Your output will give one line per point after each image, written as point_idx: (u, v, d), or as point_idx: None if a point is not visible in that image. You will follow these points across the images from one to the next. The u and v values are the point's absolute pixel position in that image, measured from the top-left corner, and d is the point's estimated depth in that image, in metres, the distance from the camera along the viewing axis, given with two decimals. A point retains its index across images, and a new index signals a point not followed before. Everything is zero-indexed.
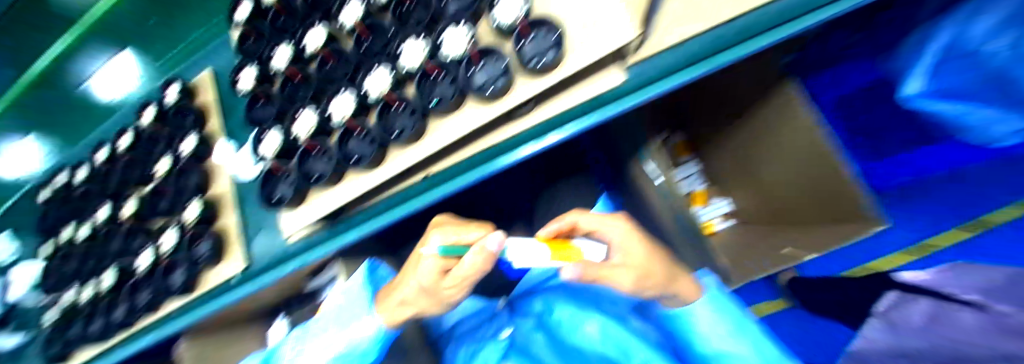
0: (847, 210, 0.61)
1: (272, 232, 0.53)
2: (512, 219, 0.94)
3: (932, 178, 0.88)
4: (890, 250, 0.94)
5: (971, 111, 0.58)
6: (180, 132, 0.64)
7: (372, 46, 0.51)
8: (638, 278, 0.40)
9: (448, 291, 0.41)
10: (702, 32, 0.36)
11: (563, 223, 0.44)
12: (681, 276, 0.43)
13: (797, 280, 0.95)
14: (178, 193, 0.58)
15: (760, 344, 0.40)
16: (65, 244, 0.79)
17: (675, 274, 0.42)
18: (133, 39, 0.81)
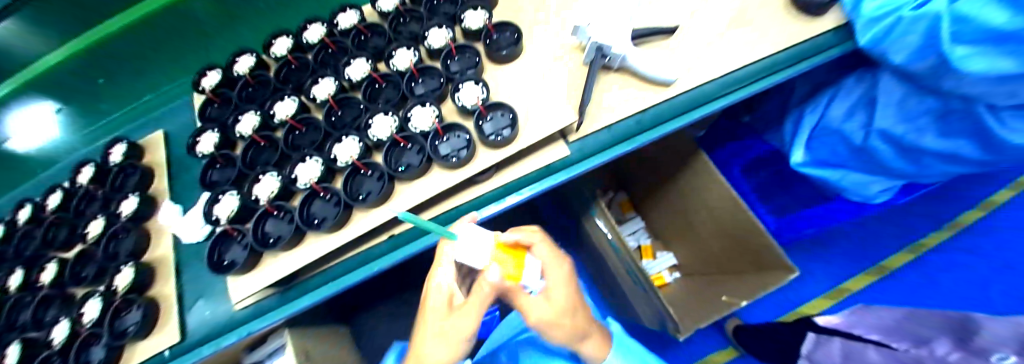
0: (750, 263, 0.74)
1: (218, 300, 0.50)
2: None
3: (834, 228, 0.99)
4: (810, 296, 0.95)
5: (847, 175, 0.71)
6: (119, 193, 0.61)
7: (343, 117, 0.56)
8: (553, 317, 0.40)
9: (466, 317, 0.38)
10: (618, 124, 0.51)
11: (524, 235, 0.41)
12: (592, 332, 0.46)
13: (745, 329, 0.89)
14: (108, 256, 0.54)
15: None
16: None
17: (586, 329, 0.45)
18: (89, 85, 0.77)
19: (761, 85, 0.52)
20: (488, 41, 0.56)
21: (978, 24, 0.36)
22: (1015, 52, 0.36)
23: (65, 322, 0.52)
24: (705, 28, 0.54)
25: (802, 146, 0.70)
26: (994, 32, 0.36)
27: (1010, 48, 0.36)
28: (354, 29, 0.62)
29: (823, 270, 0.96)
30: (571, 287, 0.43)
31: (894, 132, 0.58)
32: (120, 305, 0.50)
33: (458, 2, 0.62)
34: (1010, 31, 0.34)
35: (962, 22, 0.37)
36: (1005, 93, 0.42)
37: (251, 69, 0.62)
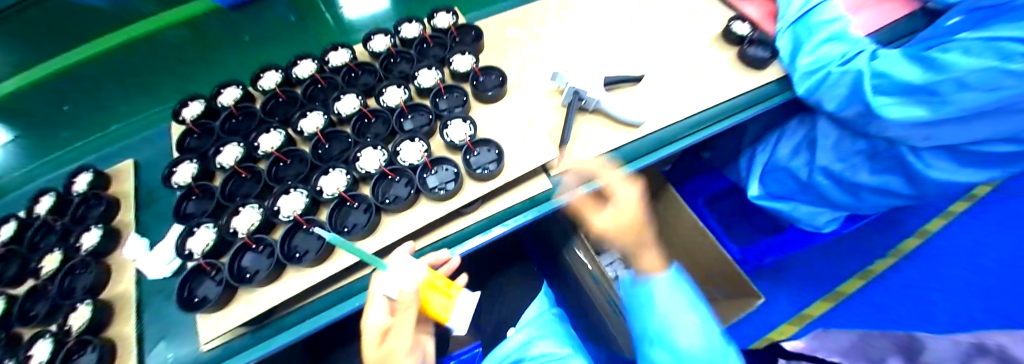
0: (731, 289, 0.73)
1: (185, 340, 0.48)
2: None
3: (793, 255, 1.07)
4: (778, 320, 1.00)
5: (798, 208, 0.79)
6: (81, 224, 0.59)
7: (330, 150, 0.57)
8: (616, 224, 0.47)
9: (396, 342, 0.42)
10: (594, 160, 0.56)
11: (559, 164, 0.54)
12: (647, 249, 0.46)
13: None
14: (62, 293, 0.51)
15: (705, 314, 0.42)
16: None
17: (642, 245, 0.46)
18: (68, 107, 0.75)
19: (719, 126, 0.59)
20: (475, 82, 0.61)
21: (897, 80, 0.48)
22: (922, 101, 0.47)
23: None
24: (668, 76, 0.61)
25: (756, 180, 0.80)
26: (908, 86, 0.47)
27: (920, 98, 0.47)
28: (345, 66, 0.65)
29: (782, 296, 1.03)
30: (639, 208, 0.47)
31: (833, 169, 0.67)
32: (73, 347, 0.47)
33: (446, 46, 0.67)
34: (918, 84, 0.46)
35: (883, 77, 0.49)
36: (921, 136, 0.52)
37: (236, 101, 0.62)
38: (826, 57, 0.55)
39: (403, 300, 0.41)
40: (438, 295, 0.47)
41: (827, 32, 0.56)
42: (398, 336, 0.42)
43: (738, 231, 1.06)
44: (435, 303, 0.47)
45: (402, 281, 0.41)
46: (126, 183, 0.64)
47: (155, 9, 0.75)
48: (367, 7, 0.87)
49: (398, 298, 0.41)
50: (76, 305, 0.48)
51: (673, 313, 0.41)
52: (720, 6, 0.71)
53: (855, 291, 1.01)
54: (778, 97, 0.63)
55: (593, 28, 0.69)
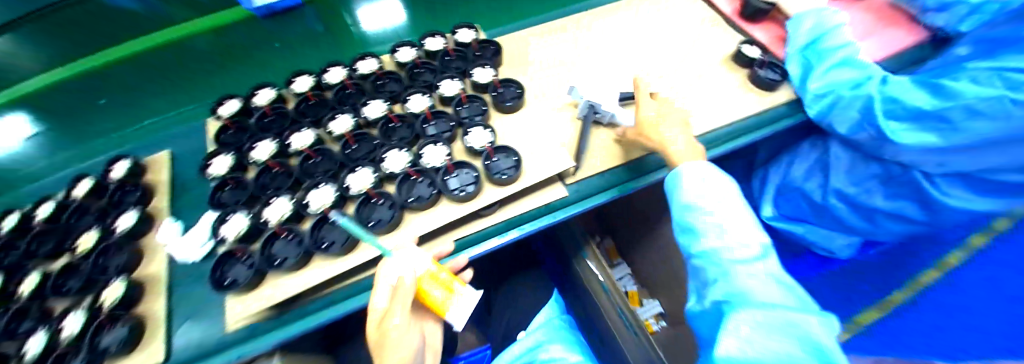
0: None
1: (213, 322, 0.51)
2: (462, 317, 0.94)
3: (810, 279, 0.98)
4: None
5: (812, 229, 0.79)
6: (117, 208, 0.62)
7: (357, 150, 0.61)
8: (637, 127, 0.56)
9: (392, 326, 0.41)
10: (608, 171, 0.58)
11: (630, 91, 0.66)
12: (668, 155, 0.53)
13: None
14: (96, 270, 0.54)
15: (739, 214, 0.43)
16: None
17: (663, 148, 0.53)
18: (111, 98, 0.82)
19: (733, 144, 0.60)
20: (495, 94, 0.65)
21: (906, 106, 0.50)
22: (930, 128, 0.49)
23: (42, 334, 0.50)
24: (680, 94, 0.64)
25: (769, 200, 0.82)
26: (917, 112, 0.49)
27: (929, 125, 0.49)
28: (373, 74, 0.69)
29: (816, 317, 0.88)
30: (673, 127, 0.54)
31: (847, 192, 0.68)
32: (107, 320, 0.49)
33: (468, 59, 0.72)
34: (927, 110, 0.48)
35: (892, 102, 0.52)
36: (936, 161, 0.54)
37: (270, 102, 0.67)
38: (836, 81, 0.58)
39: (398, 286, 0.41)
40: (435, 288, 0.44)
41: (836, 57, 0.59)
42: (393, 321, 0.41)
43: None
44: (435, 296, 0.44)
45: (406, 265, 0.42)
46: (160, 172, 0.68)
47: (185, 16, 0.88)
48: (390, 20, 0.92)
49: (394, 284, 0.42)
50: (110, 282, 0.51)
51: (695, 206, 0.46)
52: (726, 30, 0.75)
53: None
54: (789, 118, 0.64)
55: (604, 46, 0.73)
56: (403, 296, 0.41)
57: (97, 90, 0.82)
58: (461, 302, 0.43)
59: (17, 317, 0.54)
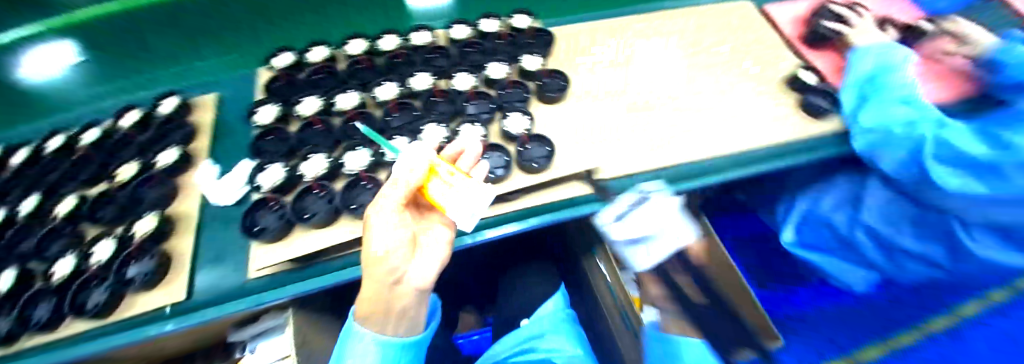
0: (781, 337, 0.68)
1: (233, 267, 0.52)
2: (466, 300, 0.96)
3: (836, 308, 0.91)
4: None
5: (832, 262, 0.77)
6: (161, 144, 0.65)
7: (397, 118, 0.61)
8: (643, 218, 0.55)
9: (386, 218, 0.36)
10: (642, 174, 0.55)
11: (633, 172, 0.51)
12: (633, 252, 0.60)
13: None
14: (132, 200, 0.57)
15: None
16: None
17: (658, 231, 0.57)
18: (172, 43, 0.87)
19: (784, 162, 0.56)
20: (540, 83, 0.65)
21: (961, 153, 0.45)
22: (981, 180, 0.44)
23: (73, 257, 0.53)
24: (724, 108, 0.62)
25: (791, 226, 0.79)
26: (969, 161, 0.44)
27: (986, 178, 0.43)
28: (424, 47, 0.71)
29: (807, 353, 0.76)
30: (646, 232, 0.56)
31: (877, 232, 0.65)
32: (134, 250, 0.51)
33: (517, 44, 0.71)
34: (983, 161, 0.43)
35: (947, 147, 0.46)
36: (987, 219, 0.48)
37: (323, 60, 0.69)
38: (894, 114, 0.53)
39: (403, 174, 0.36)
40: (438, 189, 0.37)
41: (897, 94, 0.56)
42: (380, 208, 0.36)
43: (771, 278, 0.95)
44: (433, 190, 0.36)
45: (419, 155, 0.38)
46: (206, 113, 0.71)
47: None
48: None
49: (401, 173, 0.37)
50: (145, 214, 0.54)
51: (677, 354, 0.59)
52: (786, 52, 0.73)
53: None
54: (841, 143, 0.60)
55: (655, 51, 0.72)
56: (404, 184, 0.36)
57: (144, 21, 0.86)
58: (456, 195, 0.34)
59: (50, 238, 0.56)
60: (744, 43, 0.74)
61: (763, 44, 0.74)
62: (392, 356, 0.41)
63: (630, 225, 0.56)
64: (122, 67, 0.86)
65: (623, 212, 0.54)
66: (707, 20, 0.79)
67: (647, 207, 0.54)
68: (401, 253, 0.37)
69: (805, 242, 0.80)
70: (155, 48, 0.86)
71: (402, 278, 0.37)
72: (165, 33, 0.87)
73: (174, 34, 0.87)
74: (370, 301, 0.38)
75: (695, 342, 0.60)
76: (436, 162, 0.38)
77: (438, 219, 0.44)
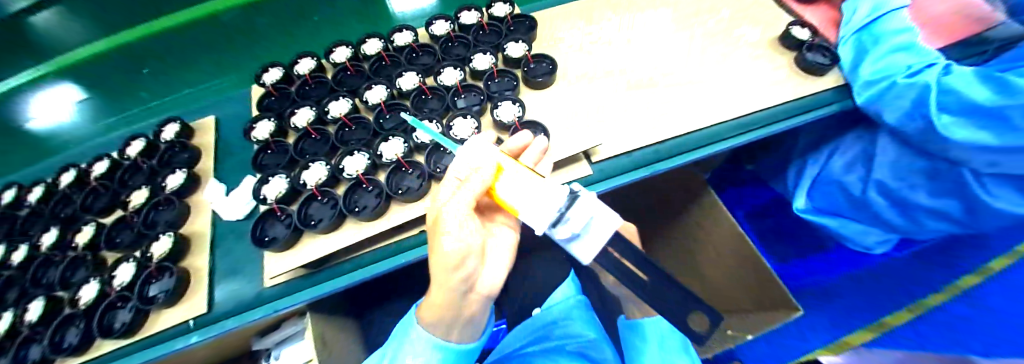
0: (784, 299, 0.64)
1: (248, 278, 0.54)
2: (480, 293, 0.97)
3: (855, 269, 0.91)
4: (816, 344, 0.86)
5: (846, 224, 0.77)
6: (166, 167, 0.66)
7: (389, 120, 0.62)
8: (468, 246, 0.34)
9: (459, 222, 0.34)
10: (639, 151, 0.56)
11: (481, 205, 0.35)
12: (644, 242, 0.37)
13: None
14: (147, 224, 0.59)
15: (665, 347, 0.55)
16: None
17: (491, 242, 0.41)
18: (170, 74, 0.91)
19: (772, 129, 0.56)
20: (526, 69, 0.65)
21: (966, 98, 0.44)
22: (983, 126, 0.44)
23: (96, 283, 0.56)
24: (718, 76, 0.61)
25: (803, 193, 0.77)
26: (972, 107, 0.44)
27: (992, 124, 0.44)
28: (409, 47, 0.71)
29: (824, 322, 0.88)
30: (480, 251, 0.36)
31: (890, 189, 0.63)
32: (155, 271, 0.53)
33: (501, 34, 0.72)
34: (987, 106, 0.43)
35: (950, 93, 0.45)
36: (988, 162, 0.49)
37: (310, 71, 0.70)
38: (892, 63, 0.52)
39: (469, 176, 0.34)
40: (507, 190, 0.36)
41: (893, 42, 0.53)
42: (452, 211, 0.34)
43: (782, 249, 0.99)
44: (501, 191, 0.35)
45: (482, 156, 0.37)
46: (207, 134, 0.72)
47: None
48: None
49: (467, 175, 0.35)
50: (160, 236, 0.55)
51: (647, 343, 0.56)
52: (775, 10, 0.71)
53: None
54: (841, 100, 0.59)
55: (641, 25, 0.71)
56: (475, 184, 0.34)
57: (136, 61, 0.91)
58: (528, 194, 0.32)
59: (72, 268, 0.59)
60: (735, 6, 0.73)
61: (761, 6, 0.72)
62: (451, 360, 0.41)
63: (584, 244, 0.36)
64: (118, 100, 0.89)
65: (573, 224, 0.34)
66: None
67: (598, 225, 0.35)
68: (473, 260, 0.35)
69: (819, 207, 0.78)
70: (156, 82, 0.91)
71: (474, 286, 0.37)
72: (160, 69, 0.91)
73: (169, 63, 0.91)
74: (434, 309, 0.37)
75: (656, 319, 0.58)
76: (501, 161, 0.37)
77: (502, 222, 0.44)
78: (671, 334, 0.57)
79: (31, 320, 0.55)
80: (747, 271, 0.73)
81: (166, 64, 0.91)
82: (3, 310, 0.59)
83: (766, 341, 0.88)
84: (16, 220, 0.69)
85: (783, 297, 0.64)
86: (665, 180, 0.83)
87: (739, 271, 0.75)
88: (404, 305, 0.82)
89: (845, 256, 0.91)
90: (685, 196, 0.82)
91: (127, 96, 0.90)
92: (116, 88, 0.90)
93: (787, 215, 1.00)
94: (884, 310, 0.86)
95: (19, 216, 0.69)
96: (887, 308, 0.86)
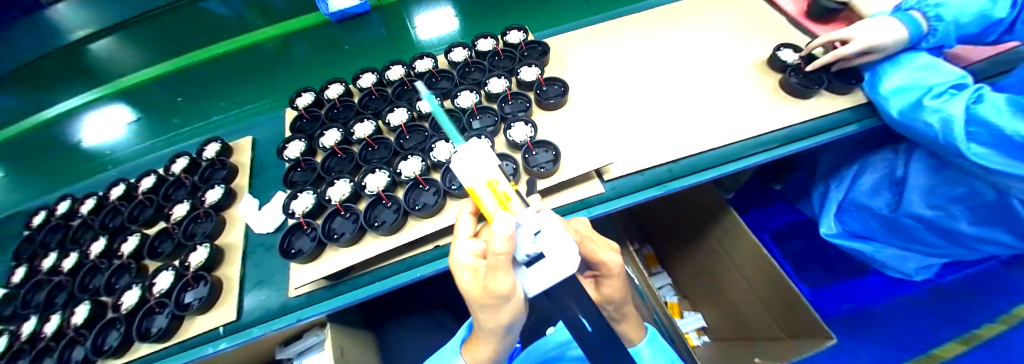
0: (817, 322, 0.59)
1: (274, 288, 0.57)
2: None
3: (893, 297, 0.85)
4: None
5: (881, 249, 0.74)
6: (206, 183, 0.72)
7: (409, 141, 0.66)
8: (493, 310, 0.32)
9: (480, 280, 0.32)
10: (650, 170, 0.57)
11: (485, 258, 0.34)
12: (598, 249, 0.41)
13: None
14: (187, 235, 0.64)
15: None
16: (40, 273, 0.72)
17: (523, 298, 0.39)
18: (209, 97, 1.00)
19: (792, 147, 0.56)
20: (539, 91, 0.67)
21: (996, 131, 0.43)
22: (1020, 158, 0.44)
23: (138, 288, 0.61)
24: (730, 95, 0.62)
25: (831, 217, 0.74)
26: (1005, 140, 0.43)
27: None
28: (428, 72, 0.75)
29: (865, 353, 0.81)
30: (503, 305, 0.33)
31: (922, 214, 0.62)
32: (190, 279, 0.57)
33: (515, 58, 0.75)
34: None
35: (980, 124, 0.44)
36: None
37: (339, 95, 0.75)
38: (913, 84, 0.51)
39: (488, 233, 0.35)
40: (508, 275, 0.28)
41: (913, 69, 0.53)
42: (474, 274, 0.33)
43: (808, 271, 0.93)
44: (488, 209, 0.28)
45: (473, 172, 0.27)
46: (243, 154, 0.78)
47: (261, 25, 1.06)
48: (445, 25, 0.99)
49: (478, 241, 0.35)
50: (197, 247, 0.60)
51: None
52: (791, 31, 0.71)
53: (994, 336, 0.78)
54: (862, 116, 0.58)
55: (652, 48, 0.72)
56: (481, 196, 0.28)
57: (175, 91, 1.01)
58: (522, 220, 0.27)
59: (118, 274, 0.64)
60: (749, 25, 0.73)
61: (772, 26, 0.72)
62: None
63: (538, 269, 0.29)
64: (161, 120, 0.98)
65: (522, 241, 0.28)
66: (709, 7, 0.78)
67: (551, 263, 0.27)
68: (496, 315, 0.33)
69: (851, 231, 0.75)
70: (197, 102, 1.00)
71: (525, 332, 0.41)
72: (204, 93, 1.01)
73: (212, 87, 1.01)
74: (485, 353, 0.40)
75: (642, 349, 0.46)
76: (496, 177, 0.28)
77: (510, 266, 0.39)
78: (661, 347, 0.49)
79: (77, 323, 0.60)
80: (771, 293, 0.69)
81: (207, 80, 1.02)
82: (54, 312, 0.65)
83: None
84: (71, 229, 0.75)
85: (811, 321, 0.60)
86: (681, 197, 0.83)
87: (763, 294, 0.72)
88: (419, 318, 0.83)
89: (881, 282, 0.87)
90: (702, 214, 0.81)
91: (167, 117, 0.98)
92: (157, 112, 0.99)
93: (814, 237, 0.96)
94: (931, 342, 0.80)
95: (72, 227, 0.76)
96: (930, 340, 0.80)
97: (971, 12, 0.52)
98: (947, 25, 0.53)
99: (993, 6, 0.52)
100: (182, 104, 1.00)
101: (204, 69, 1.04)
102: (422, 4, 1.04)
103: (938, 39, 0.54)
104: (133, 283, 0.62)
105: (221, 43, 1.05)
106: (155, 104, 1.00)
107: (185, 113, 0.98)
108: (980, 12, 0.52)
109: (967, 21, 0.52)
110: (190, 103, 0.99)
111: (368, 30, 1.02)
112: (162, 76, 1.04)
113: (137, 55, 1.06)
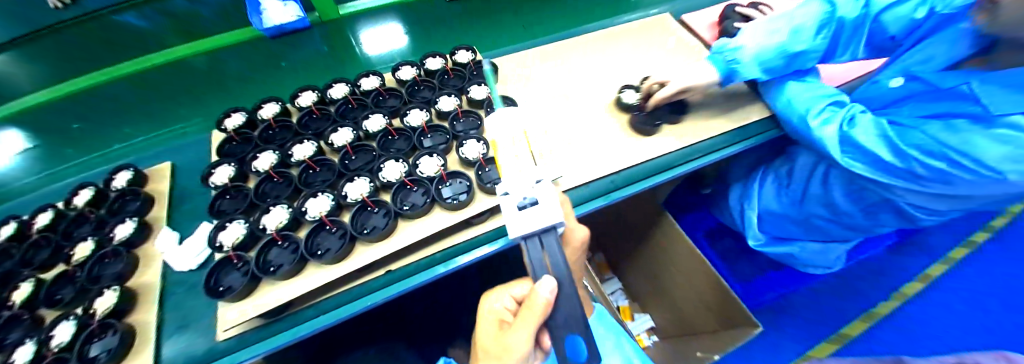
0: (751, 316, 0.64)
1: (199, 331, 0.51)
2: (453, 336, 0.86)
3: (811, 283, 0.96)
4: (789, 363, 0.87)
5: (805, 248, 0.82)
6: (116, 217, 0.64)
7: (356, 161, 0.63)
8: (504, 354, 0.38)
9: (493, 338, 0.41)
10: (593, 183, 0.58)
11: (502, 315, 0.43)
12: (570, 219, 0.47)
13: None
14: (90, 279, 0.55)
15: None
16: None
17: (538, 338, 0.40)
18: (125, 118, 0.89)
19: (714, 156, 0.60)
20: (490, 109, 0.67)
21: (865, 151, 0.51)
22: (887, 173, 0.52)
23: (33, 343, 0.51)
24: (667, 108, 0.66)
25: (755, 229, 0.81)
26: (871, 158, 0.51)
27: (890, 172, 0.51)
28: (375, 90, 0.73)
29: (795, 338, 0.90)
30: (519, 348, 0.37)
31: (827, 214, 0.70)
32: (97, 329, 0.49)
33: (465, 77, 0.75)
34: (885, 161, 0.50)
35: (852, 143, 0.52)
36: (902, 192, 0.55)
37: (274, 115, 0.70)
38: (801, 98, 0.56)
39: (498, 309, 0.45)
40: None
41: (801, 84, 0.58)
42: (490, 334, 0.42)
43: (744, 266, 1.01)
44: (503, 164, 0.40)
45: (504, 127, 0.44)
46: (163, 181, 0.69)
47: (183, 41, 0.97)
48: (394, 42, 0.97)
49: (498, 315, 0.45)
50: (104, 290, 0.52)
51: None
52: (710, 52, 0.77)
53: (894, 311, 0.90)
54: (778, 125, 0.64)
55: (593, 66, 0.76)
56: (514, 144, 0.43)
57: (71, 115, 0.89)
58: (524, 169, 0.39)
59: (8, 327, 0.54)
60: (679, 45, 0.79)
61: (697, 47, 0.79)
62: None
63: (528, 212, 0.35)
64: (64, 146, 0.85)
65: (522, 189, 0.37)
66: (643, 28, 0.83)
67: (543, 209, 0.36)
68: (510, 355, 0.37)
69: (776, 236, 0.83)
70: (110, 122, 0.88)
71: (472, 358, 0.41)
72: (118, 114, 0.89)
73: (129, 108, 0.90)
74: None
75: None
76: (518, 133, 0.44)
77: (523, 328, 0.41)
78: None
79: None
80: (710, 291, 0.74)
81: (122, 100, 0.91)
82: None
83: (736, 354, 0.89)
84: None
85: (746, 316, 0.65)
86: (629, 206, 0.86)
87: (699, 293, 0.77)
88: None
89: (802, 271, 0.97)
90: (647, 222, 0.85)
91: (71, 142, 0.85)
92: (59, 136, 0.87)
93: None
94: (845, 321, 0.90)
95: None
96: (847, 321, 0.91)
97: (770, 50, 0.57)
98: (744, 67, 0.58)
99: (789, 41, 0.57)
100: (89, 125, 0.88)
101: (117, 88, 0.93)
102: (369, 20, 1.01)
103: (743, 76, 0.59)
104: (29, 338, 0.53)
105: (129, 62, 0.94)
106: (54, 129, 0.88)
107: (96, 137, 0.86)
108: (778, 49, 0.57)
109: (765, 58, 0.58)
110: (101, 124, 0.88)
111: (310, 46, 0.98)
112: (83, 91, 0.91)
113: (42, 75, 0.93)
